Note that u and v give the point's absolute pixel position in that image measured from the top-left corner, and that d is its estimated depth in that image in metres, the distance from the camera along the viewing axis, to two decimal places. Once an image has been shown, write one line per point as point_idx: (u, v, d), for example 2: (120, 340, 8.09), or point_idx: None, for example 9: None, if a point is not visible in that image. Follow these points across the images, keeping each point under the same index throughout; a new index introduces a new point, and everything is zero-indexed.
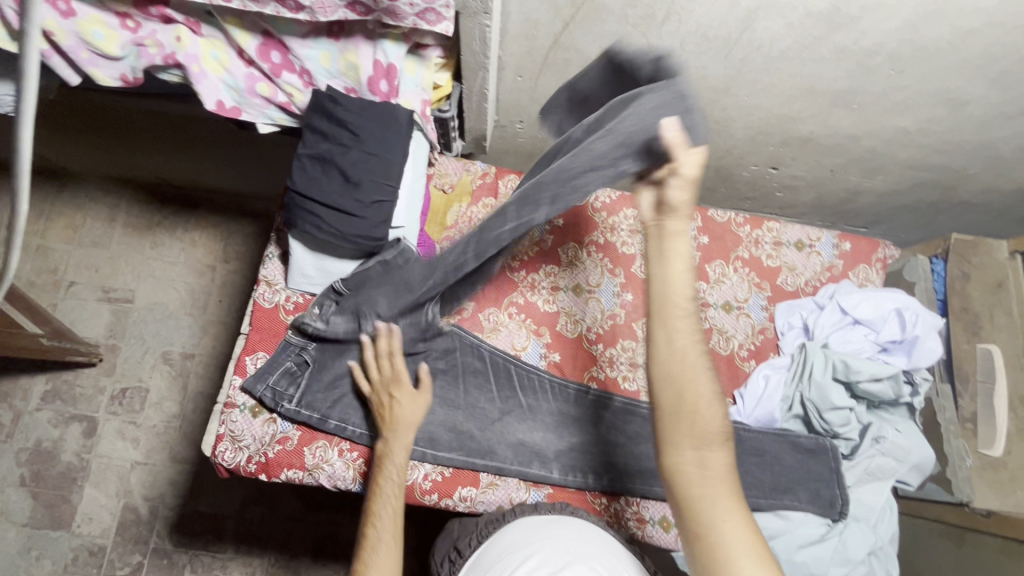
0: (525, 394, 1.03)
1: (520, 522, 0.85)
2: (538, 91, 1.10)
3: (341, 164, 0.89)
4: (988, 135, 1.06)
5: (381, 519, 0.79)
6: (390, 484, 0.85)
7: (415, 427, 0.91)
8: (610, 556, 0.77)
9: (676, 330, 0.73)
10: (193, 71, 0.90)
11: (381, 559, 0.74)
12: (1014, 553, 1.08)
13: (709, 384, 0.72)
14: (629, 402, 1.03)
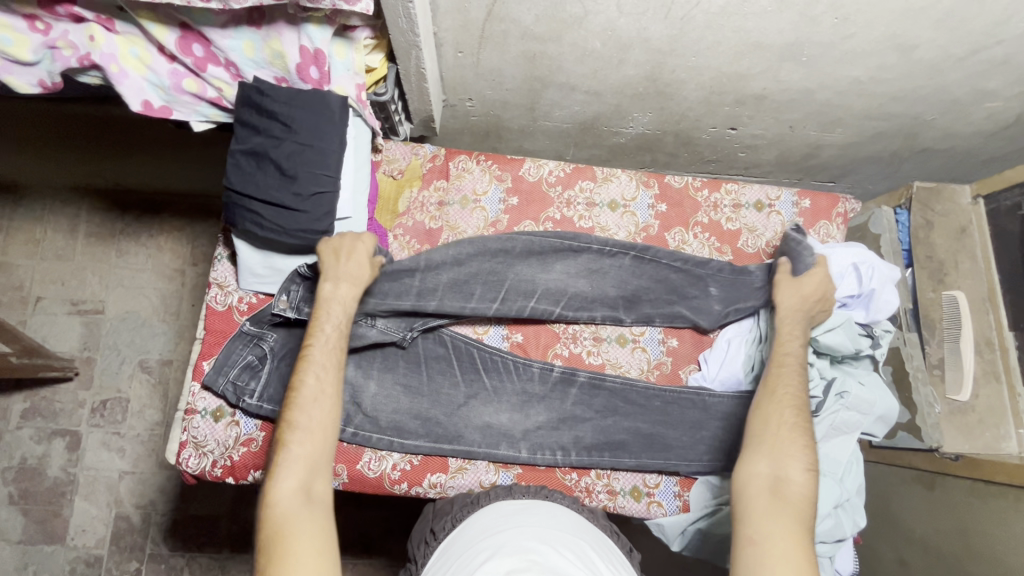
0: (491, 378, 1.02)
1: (486, 510, 0.83)
2: (482, 66, 1.07)
3: (275, 158, 0.87)
4: (941, 78, 1.04)
5: (324, 374, 0.82)
6: (327, 334, 0.84)
7: (353, 274, 0.88)
8: (577, 541, 0.76)
9: (783, 377, 0.87)
10: (112, 72, 0.86)
11: (318, 424, 0.79)
12: (982, 493, 1.05)
13: (796, 424, 0.83)
14: (594, 375, 1.02)
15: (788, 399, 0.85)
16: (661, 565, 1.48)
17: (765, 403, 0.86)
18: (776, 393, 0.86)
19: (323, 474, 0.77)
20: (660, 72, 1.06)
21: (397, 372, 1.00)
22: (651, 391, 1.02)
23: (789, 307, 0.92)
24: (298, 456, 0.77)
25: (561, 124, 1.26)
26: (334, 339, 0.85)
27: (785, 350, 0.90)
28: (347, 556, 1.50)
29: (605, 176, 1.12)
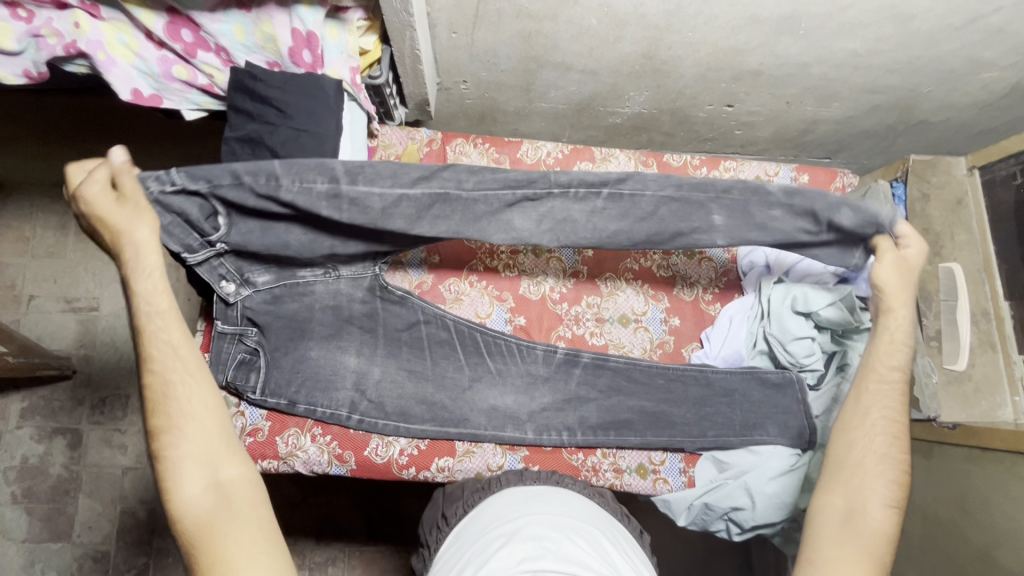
0: (494, 364, 1.02)
1: (499, 496, 0.84)
2: (476, 47, 1.06)
3: (271, 144, 0.85)
4: (938, 49, 1.04)
5: (172, 357, 0.73)
6: (150, 312, 0.73)
7: (141, 233, 0.73)
8: (589, 529, 0.77)
9: (870, 392, 0.84)
10: (100, 60, 0.84)
11: (195, 413, 0.72)
12: (978, 460, 1.07)
13: (879, 445, 0.81)
14: (597, 356, 1.03)
15: (879, 424, 0.82)
16: (664, 541, 1.51)
17: (854, 423, 0.83)
18: (870, 416, 0.83)
19: (224, 462, 0.72)
20: (656, 50, 1.05)
21: (399, 356, 1.00)
22: (653, 369, 1.03)
23: (894, 293, 0.85)
24: (196, 459, 0.71)
25: (556, 105, 1.25)
26: (163, 314, 0.74)
27: (888, 365, 0.85)
28: (354, 543, 1.51)
29: (603, 157, 1.12)
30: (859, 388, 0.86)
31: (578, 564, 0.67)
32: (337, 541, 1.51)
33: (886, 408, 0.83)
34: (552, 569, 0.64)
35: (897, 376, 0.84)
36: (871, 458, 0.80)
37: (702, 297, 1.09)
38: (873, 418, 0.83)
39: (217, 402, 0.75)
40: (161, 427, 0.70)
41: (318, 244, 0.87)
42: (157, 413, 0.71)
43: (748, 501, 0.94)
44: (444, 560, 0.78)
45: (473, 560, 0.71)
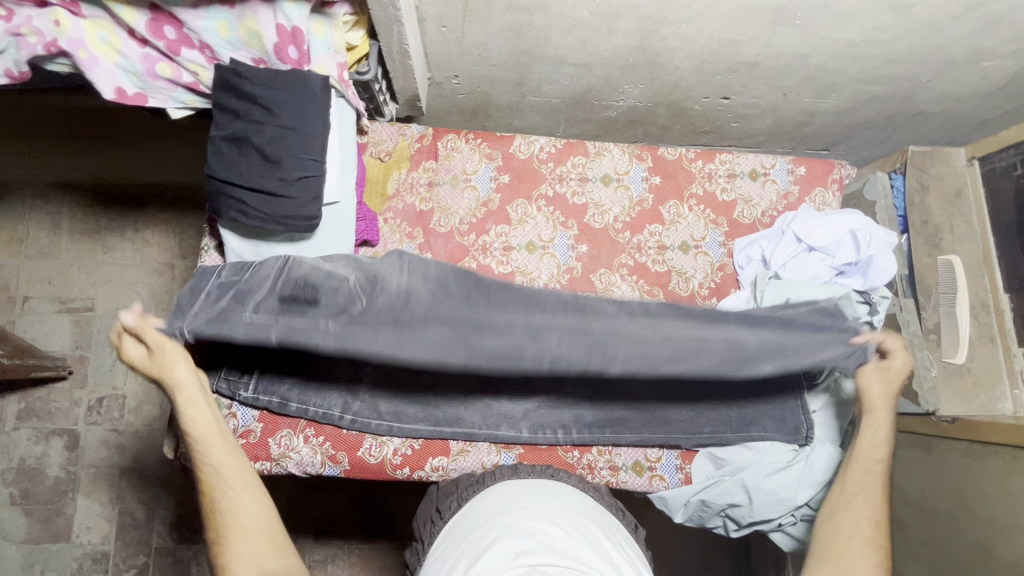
0: (479, 374, 0.97)
1: (492, 491, 0.84)
2: (467, 41, 1.04)
3: (258, 143, 0.84)
4: (937, 38, 1.02)
5: (218, 466, 0.78)
6: (203, 432, 0.80)
7: (182, 372, 0.80)
8: (584, 522, 0.76)
9: (855, 484, 0.82)
10: (81, 58, 0.83)
11: (242, 515, 0.75)
12: (977, 455, 1.05)
13: (866, 530, 0.78)
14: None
15: (864, 511, 0.80)
16: (664, 536, 1.51)
17: (839, 509, 0.81)
18: (853, 502, 0.81)
19: (271, 552, 0.73)
20: (650, 42, 1.03)
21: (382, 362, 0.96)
22: (643, 374, 0.98)
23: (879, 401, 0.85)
24: (246, 558, 0.72)
25: (549, 99, 1.24)
26: (208, 434, 0.80)
27: (872, 458, 0.83)
28: (353, 541, 1.51)
29: (597, 151, 1.10)
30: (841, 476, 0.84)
31: (574, 558, 0.66)
32: (336, 539, 1.51)
33: (869, 494, 0.82)
34: (548, 563, 0.63)
35: (882, 466, 0.82)
36: (858, 541, 0.78)
37: (698, 292, 1.07)
38: (857, 505, 0.81)
39: (261, 500, 0.77)
40: (213, 535, 0.73)
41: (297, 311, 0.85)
42: (209, 522, 0.75)
43: (745, 498, 0.95)
44: (436, 556, 0.77)
45: (467, 555, 0.70)
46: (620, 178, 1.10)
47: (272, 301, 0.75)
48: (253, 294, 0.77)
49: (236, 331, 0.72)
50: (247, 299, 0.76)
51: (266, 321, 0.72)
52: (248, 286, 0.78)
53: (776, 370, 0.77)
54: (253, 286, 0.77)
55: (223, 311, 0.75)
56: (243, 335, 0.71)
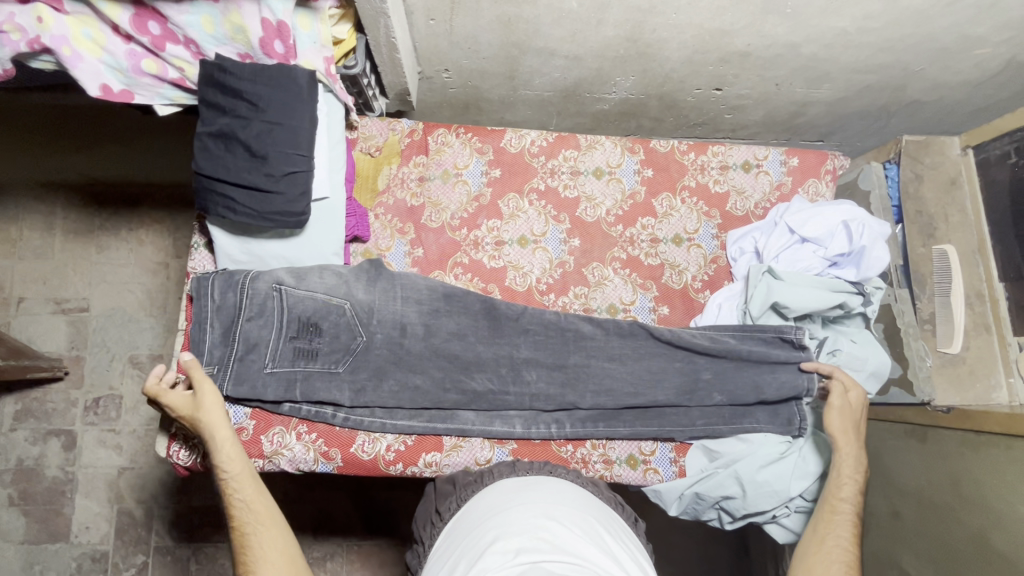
0: (471, 381, 0.97)
1: (492, 488, 0.84)
2: (456, 33, 1.03)
3: (244, 139, 0.83)
4: (930, 26, 1.01)
5: (249, 502, 0.78)
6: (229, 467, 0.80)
7: (216, 411, 0.84)
8: (585, 517, 0.76)
9: (829, 527, 0.81)
10: (65, 55, 0.82)
11: (270, 550, 0.73)
12: (973, 444, 1.04)
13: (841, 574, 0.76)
14: (580, 362, 0.99)
15: (836, 554, 0.79)
16: (663, 530, 1.51)
17: (810, 552, 0.80)
18: (824, 543, 0.80)
19: None
20: (640, 32, 1.03)
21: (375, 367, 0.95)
22: (639, 373, 0.98)
23: (842, 435, 0.87)
24: None
25: (541, 92, 1.23)
26: (241, 471, 0.80)
27: (841, 496, 0.84)
28: (352, 539, 1.51)
29: (589, 144, 1.10)
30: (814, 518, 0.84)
31: (576, 554, 0.67)
32: (335, 537, 1.51)
33: (841, 536, 0.81)
34: (550, 562, 0.64)
35: (850, 507, 0.82)
36: None
37: (691, 285, 1.07)
38: (830, 546, 0.80)
39: (290, 535, 0.76)
40: (243, 570, 0.72)
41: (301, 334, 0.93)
42: (239, 557, 0.73)
43: (738, 490, 0.95)
44: (438, 556, 0.77)
45: (468, 553, 0.71)
46: (612, 171, 1.09)
47: (287, 347, 0.92)
48: (264, 344, 0.91)
49: (265, 392, 0.91)
50: (261, 353, 0.91)
51: (290, 373, 0.92)
52: (256, 334, 0.91)
53: (724, 398, 0.97)
54: (260, 331, 0.91)
55: (240, 369, 0.90)
56: (275, 394, 0.91)
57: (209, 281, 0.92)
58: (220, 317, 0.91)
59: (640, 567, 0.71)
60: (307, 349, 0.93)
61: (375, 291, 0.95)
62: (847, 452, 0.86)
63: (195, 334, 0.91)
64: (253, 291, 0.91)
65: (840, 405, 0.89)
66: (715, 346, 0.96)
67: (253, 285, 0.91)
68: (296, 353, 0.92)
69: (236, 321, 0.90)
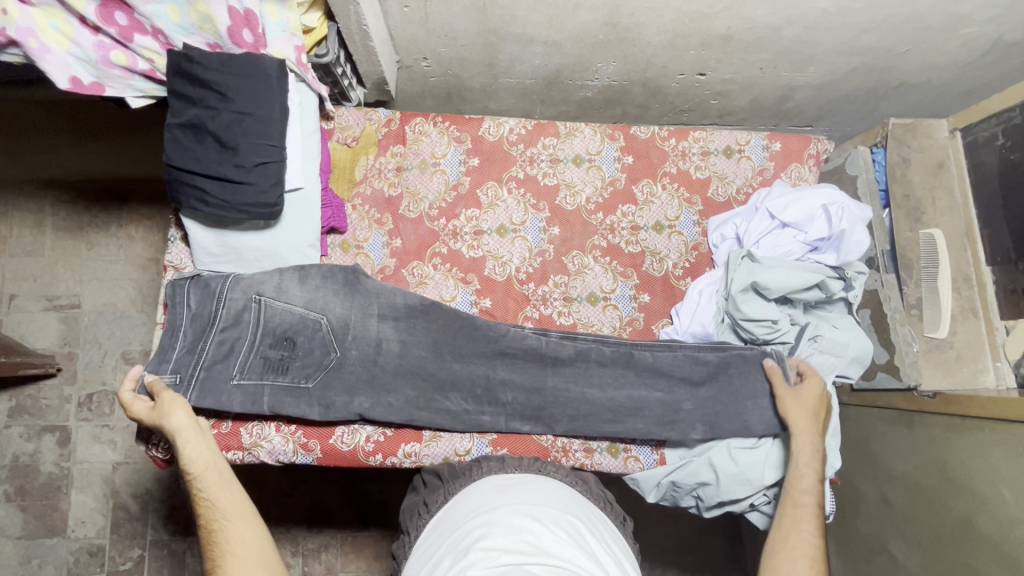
0: (447, 400, 0.95)
1: (479, 484, 0.83)
2: (432, 21, 1.02)
3: (214, 130, 0.83)
4: (913, 5, 1.00)
5: (214, 500, 0.77)
6: (199, 466, 0.79)
7: (183, 411, 0.83)
8: (570, 518, 0.75)
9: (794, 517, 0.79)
10: (32, 47, 0.81)
11: (238, 546, 0.73)
12: (958, 428, 1.04)
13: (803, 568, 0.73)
14: (560, 386, 0.96)
15: (802, 547, 0.76)
16: (655, 519, 1.51)
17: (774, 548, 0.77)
18: (790, 539, 0.77)
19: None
20: (618, 17, 1.02)
21: (350, 362, 0.94)
22: (619, 402, 0.96)
23: (801, 426, 0.87)
24: None
25: (523, 79, 1.21)
26: (203, 469, 0.79)
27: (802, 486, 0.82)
28: (345, 531, 1.52)
29: (568, 131, 1.09)
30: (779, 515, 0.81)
31: (559, 556, 0.66)
32: (329, 529, 1.51)
33: (803, 531, 0.78)
34: (534, 564, 0.64)
35: (810, 498, 0.80)
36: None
37: (672, 272, 1.06)
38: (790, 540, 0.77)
39: (258, 527, 0.76)
40: (211, 564, 0.72)
41: (275, 347, 0.92)
42: (209, 547, 0.73)
43: (713, 477, 0.95)
44: (421, 554, 0.77)
45: (450, 553, 0.70)
46: (592, 159, 1.08)
47: (257, 359, 0.91)
48: (235, 355, 0.90)
49: (230, 405, 0.89)
50: (230, 364, 0.90)
51: (257, 387, 0.91)
52: (229, 342, 0.91)
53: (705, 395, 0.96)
54: (233, 342, 0.91)
55: (207, 379, 0.89)
56: (241, 406, 0.90)
57: (185, 289, 0.91)
58: (193, 325, 0.90)
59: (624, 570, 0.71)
60: (278, 361, 0.92)
61: (353, 306, 0.94)
62: (804, 441, 0.85)
63: (166, 340, 0.90)
64: (230, 300, 0.91)
65: (794, 394, 0.90)
66: (697, 377, 0.96)
67: (229, 294, 0.91)
68: (267, 364, 0.91)
69: (209, 329, 0.90)
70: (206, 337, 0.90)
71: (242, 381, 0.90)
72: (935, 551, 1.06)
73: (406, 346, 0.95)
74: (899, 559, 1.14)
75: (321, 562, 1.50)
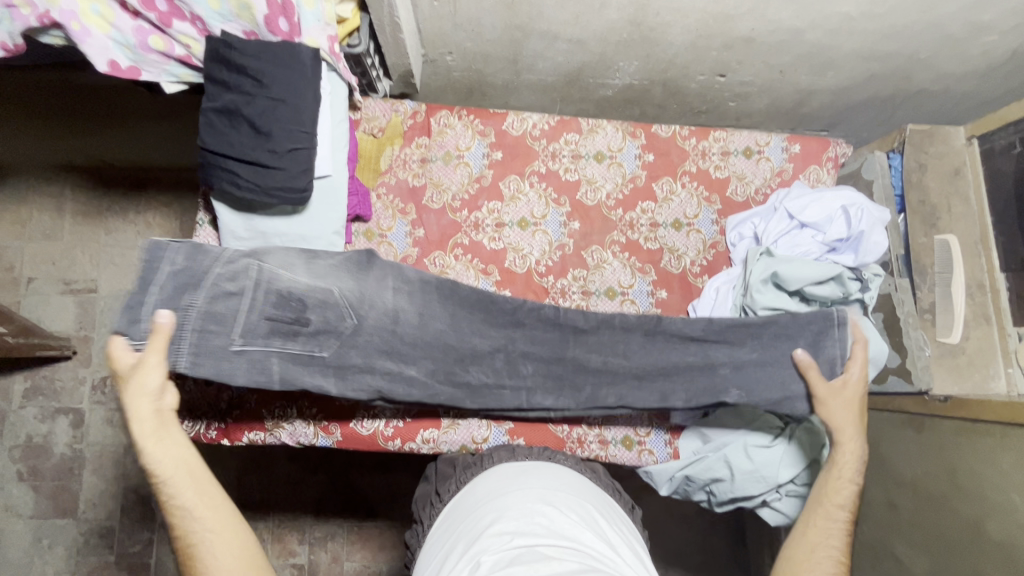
0: (467, 373, 0.97)
1: (491, 472, 0.84)
2: (460, 15, 1.04)
3: (248, 115, 0.85)
4: (936, 12, 1.01)
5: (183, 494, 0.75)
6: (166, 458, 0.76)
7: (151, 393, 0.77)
8: (582, 503, 0.77)
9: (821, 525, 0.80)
10: (74, 30, 0.83)
11: (212, 541, 0.73)
12: (969, 433, 1.04)
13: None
14: (581, 355, 0.98)
15: (825, 562, 0.76)
16: (660, 517, 1.52)
17: (795, 555, 0.77)
18: (816, 550, 0.77)
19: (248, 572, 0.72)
20: (643, 16, 1.03)
21: (365, 329, 0.92)
22: (648, 364, 0.97)
23: (843, 427, 0.86)
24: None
25: (545, 76, 1.23)
26: (171, 461, 0.76)
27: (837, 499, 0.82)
28: (352, 520, 1.53)
29: (591, 128, 1.10)
30: (809, 519, 0.81)
31: (571, 538, 0.68)
32: (336, 517, 1.53)
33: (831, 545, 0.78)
34: (546, 545, 0.65)
35: (845, 513, 0.80)
36: None
37: (690, 270, 1.08)
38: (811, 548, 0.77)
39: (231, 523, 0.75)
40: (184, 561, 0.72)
41: (282, 313, 0.87)
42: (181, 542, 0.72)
43: (727, 473, 0.96)
44: (436, 538, 0.78)
45: (464, 536, 0.72)
46: (613, 155, 1.10)
47: (261, 323, 0.86)
48: (237, 317, 0.85)
49: (232, 374, 0.85)
50: (232, 329, 0.84)
51: (264, 351, 0.86)
52: (229, 305, 0.85)
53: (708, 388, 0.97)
54: (232, 304, 0.85)
55: (205, 342, 0.83)
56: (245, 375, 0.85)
57: (177, 248, 0.84)
58: (179, 285, 0.83)
59: (635, 554, 0.72)
60: (286, 327, 0.87)
61: (367, 279, 0.93)
62: (846, 447, 0.85)
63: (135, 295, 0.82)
64: (234, 264, 0.86)
65: (836, 391, 0.88)
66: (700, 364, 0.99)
67: (233, 254, 0.86)
68: (275, 330, 0.87)
69: (202, 288, 0.84)
70: (197, 299, 0.83)
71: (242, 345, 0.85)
72: (941, 554, 1.07)
73: (423, 318, 0.95)
74: (906, 563, 1.14)
75: (327, 551, 1.52)
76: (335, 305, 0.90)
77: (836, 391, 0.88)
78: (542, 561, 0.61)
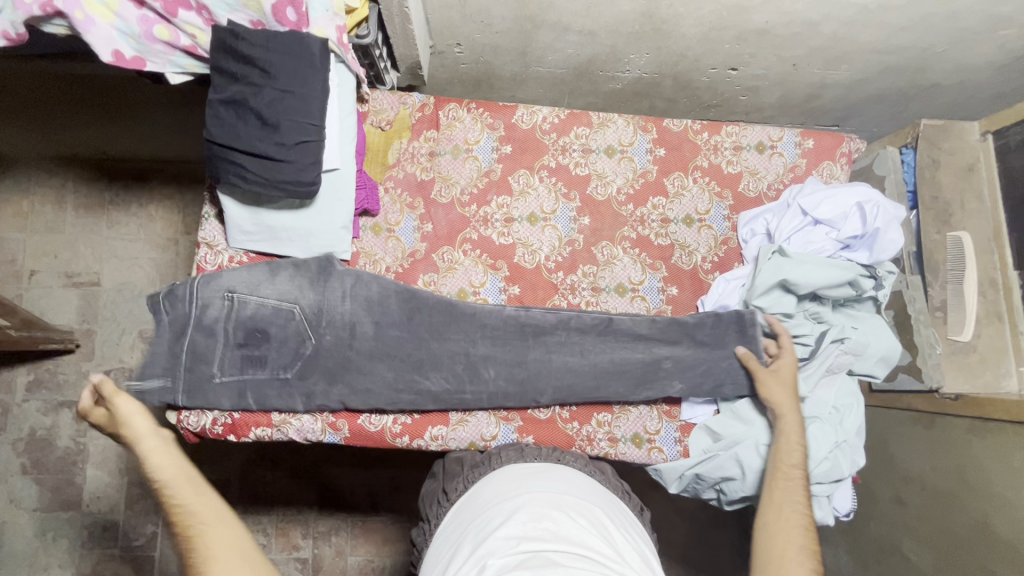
0: (425, 380, 0.96)
1: (499, 473, 0.84)
2: (469, 6, 1.02)
3: (256, 106, 0.83)
4: (954, 4, 0.99)
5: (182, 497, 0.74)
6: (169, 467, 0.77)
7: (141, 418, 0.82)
8: (590, 508, 0.76)
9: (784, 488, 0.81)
10: (78, 19, 0.81)
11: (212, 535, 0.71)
12: (980, 431, 1.04)
13: (800, 538, 0.74)
14: (541, 357, 0.97)
15: (795, 517, 0.77)
16: (665, 513, 1.52)
17: (767, 520, 0.77)
18: (782, 510, 0.78)
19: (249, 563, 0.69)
20: (656, 7, 1.01)
21: (326, 347, 0.95)
22: (601, 366, 0.97)
23: (782, 404, 0.89)
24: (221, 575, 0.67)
25: (555, 69, 1.21)
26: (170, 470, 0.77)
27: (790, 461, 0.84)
28: (356, 515, 1.53)
29: (602, 121, 1.09)
30: (768, 487, 0.82)
31: (578, 543, 0.67)
32: (340, 512, 1.53)
33: (796, 503, 0.79)
34: (554, 550, 0.64)
35: (800, 470, 0.82)
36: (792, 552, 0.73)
37: (701, 266, 1.07)
38: (779, 511, 0.78)
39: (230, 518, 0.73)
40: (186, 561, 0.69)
41: (253, 343, 0.94)
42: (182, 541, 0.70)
43: (738, 472, 0.95)
44: (442, 539, 0.78)
45: (472, 538, 0.71)
46: (624, 150, 1.08)
47: (234, 355, 0.93)
48: (212, 351, 0.92)
49: (217, 401, 0.93)
50: (209, 363, 0.92)
51: (239, 381, 0.93)
52: (203, 343, 0.92)
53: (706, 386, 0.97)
54: (206, 340, 0.92)
55: (190, 378, 0.92)
56: (227, 403, 0.93)
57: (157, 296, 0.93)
58: (161, 328, 0.91)
59: (643, 561, 0.71)
60: (258, 354, 0.93)
61: (327, 295, 0.95)
62: (787, 417, 0.88)
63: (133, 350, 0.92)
64: (202, 301, 0.92)
65: (772, 374, 0.92)
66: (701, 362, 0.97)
67: (203, 292, 0.92)
68: (247, 359, 0.93)
69: (180, 332, 0.91)
70: (177, 343, 0.92)
71: (222, 378, 0.93)
72: (949, 552, 1.06)
73: (378, 328, 0.96)
74: (912, 560, 1.14)
75: (331, 545, 1.52)
76: (299, 328, 0.94)
77: (774, 373, 0.92)
78: (547, 568, 0.61)
